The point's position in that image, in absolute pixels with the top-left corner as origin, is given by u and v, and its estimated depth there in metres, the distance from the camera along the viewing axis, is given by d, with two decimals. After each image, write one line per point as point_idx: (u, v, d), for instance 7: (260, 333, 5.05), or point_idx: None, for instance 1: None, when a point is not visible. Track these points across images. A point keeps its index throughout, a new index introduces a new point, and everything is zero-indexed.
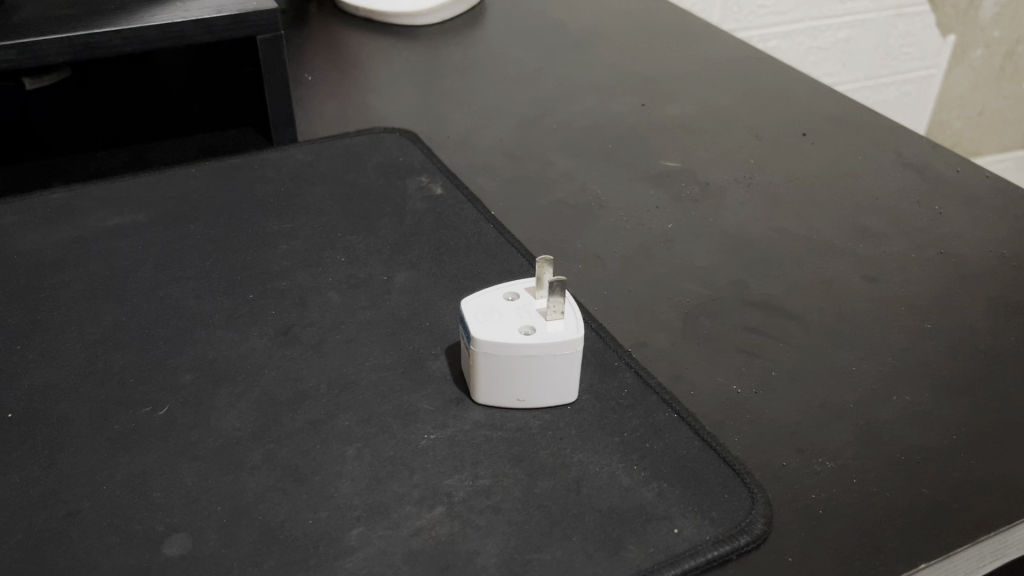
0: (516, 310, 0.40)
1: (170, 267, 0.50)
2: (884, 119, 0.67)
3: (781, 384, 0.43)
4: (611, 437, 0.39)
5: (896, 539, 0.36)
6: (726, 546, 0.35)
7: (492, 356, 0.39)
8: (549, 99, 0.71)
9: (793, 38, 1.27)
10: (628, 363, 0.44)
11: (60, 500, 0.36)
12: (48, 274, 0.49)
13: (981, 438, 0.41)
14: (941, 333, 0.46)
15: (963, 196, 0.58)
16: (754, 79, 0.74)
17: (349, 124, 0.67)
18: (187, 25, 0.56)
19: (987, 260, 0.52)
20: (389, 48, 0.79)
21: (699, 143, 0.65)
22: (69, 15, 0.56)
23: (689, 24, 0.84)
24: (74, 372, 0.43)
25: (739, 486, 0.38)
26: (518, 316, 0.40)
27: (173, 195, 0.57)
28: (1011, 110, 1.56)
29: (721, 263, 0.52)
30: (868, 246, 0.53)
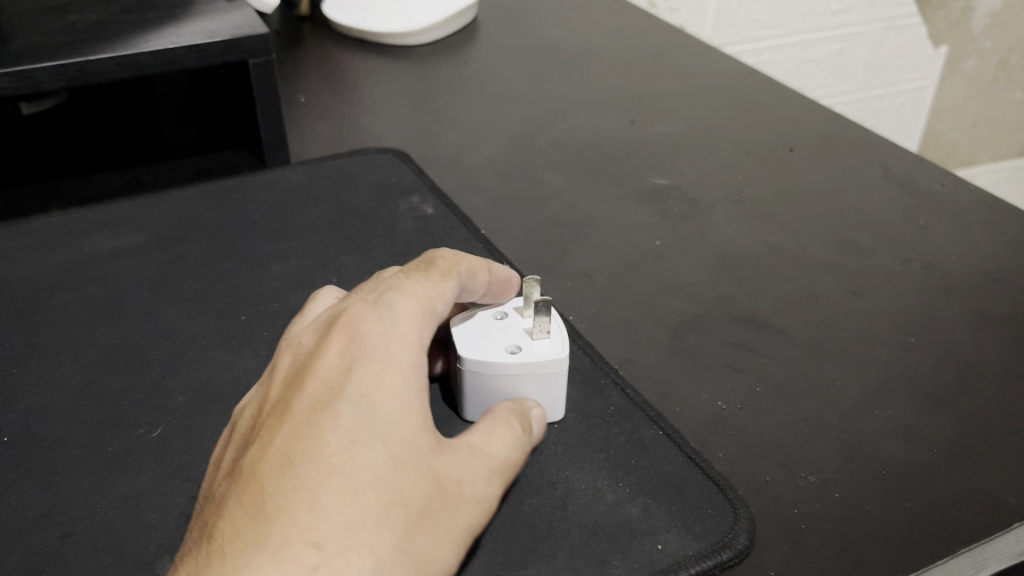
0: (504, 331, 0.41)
1: (165, 290, 0.51)
2: (869, 134, 0.68)
3: (765, 400, 0.44)
4: (597, 454, 0.41)
5: (878, 551, 0.36)
6: (709, 560, 0.36)
7: (481, 375, 0.39)
8: (539, 118, 0.71)
9: (786, 51, 1.28)
10: (615, 381, 0.45)
11: (56, 522, 0.37)
12: (44, 298, 0.50)
13: (962, 451, 0.41)
14: (923, 346, 0.47)
15: (947, 211, 0.59)
16: (742, 96, 0.75)
17: (342, 145, 0.68)
18: (180, 51, 0.57)
19: (970, 273, 0.53)
20: (382, 68, 0.80)
21: (686, 159, 0.66)
22: (63, 43, 0.57)
23: (679, 41, 0.86)
24: (70, 395, 0.43)
25: (723, 501, 0.38)
26: (506, 335, 0.41)
27: (168, 218, 0.57)
28: (1005, 119, 1.57)
29: (708, 280, 0.53)
30: (853, 261, 0.54)
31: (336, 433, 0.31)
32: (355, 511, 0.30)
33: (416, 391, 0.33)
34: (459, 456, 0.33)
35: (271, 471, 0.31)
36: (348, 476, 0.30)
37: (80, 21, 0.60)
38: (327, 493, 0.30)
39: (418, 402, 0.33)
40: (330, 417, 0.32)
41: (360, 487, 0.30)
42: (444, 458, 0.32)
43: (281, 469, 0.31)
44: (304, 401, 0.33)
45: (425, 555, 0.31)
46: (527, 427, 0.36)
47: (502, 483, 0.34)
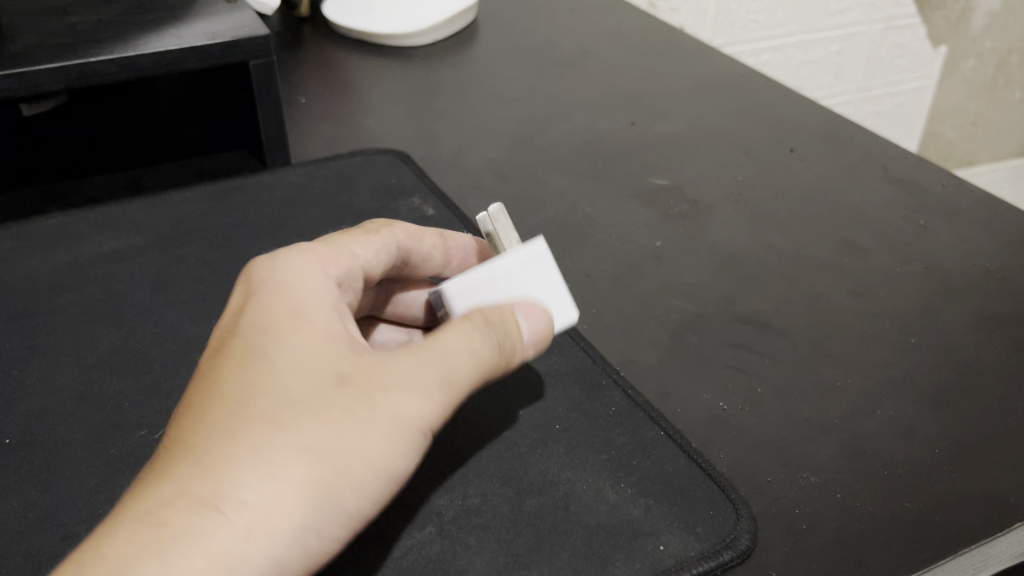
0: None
1: (166, 291, 0.51)
2: (869, 135, 0.69)
3: (766, 400, 0.44)
4: (599, 455, 0.41)
5: (880, 552, 0.36)
6: (711, 560, 0.36)
7: (461, 290, 0.38)
8: (538, 119, 0.71)
9: (785, 52, 1.28)
10: (617, 381, 0.45)
11: (58, 523, 0.37)
12: (45, 299, 0.50)
13: (963, 451, 0.41)
14: (924, 347, 0.47)
15: (947, 211, 0.59)
16: (742, 96, 0.75)
17: (343, 146, 0.68)
18: (181, 52, 0.57)
19: (970, 273, 0.53)
20: (382, 69, 0.80)
21: (686, 160, 0.66)
22: (63, 44, 0.57)
23: (679, 42, 0.86)
24: (72, 396, 0.43)
25: (725, 502, 0.38)
26: None
27: (169, 219, 0.58)
28: (1004, 120, 1.57)
29: (709, 280, 0.53)
30: (854, 261, 0.54)
31: (236, 362, 0.33)
32: (250, 422, 0.31)
33: (320, 314, 0.35)
34: (383, 368, 0.33)
35: (189, 396, 0.33)
36: (245, 394, 0.32)
37: (80, 23, 0.60)
38: (224, 413, 0.31)
39: (323, 321, 0.34)
40: (233, 350, 0.34)
41: (260, 397, 0.32)
42: (362, 369, 0.33)
43: (188, 402, 0.32)
44: (216, 345, 0.35)
45: (338, 457, 0.31)
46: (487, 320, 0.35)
47: (439, 374, 0.34)
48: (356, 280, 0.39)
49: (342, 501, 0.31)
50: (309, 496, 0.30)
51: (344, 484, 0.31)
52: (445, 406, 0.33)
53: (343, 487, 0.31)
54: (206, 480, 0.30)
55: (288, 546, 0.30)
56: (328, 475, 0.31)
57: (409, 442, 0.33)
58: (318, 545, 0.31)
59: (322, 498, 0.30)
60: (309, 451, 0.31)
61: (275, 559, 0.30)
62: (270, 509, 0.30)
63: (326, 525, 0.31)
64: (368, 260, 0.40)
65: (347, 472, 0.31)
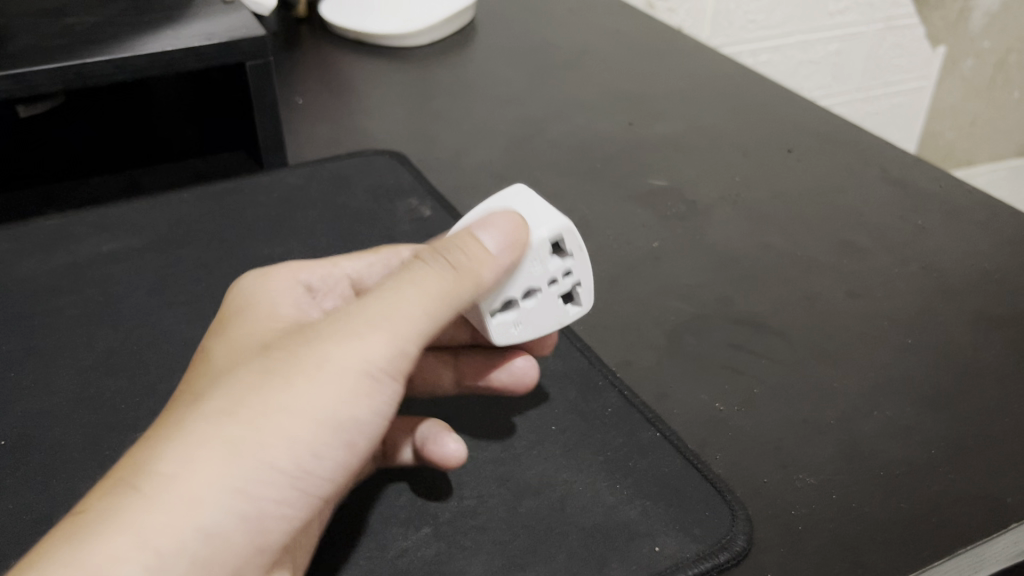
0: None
1: (163, 292, 0.51)
2: (867, 135, 0.69)
3: (763, 401, 0.44)
4: (596, 456, 0.41)
5: (877, 553, 0.36)
6: (707, 562, 0.36)
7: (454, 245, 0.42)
8: (536, 119, 0.71)
9: (783, 52, 1.27)
10: (613, 382, 0.45)
11: (54, 525, 0.37)
12: (42, 301, 0.50)
13: (960, 452, 0.41)
14: (921, 347, 0.47)
15: (944, 211, 0.59)
16: (740, 97, 0.75)
17: (340, 147, 0.68)
18: (178, 53, 0.57)
19: (967, 273, 0.53)
20: (380, 70, 0.80)
21: (684, 161, 0.66)
22: (60, 45, 0.57)
23: (677, 42, 0.86)
24: (68, 398, 0.43)
25: (721, 503, 0.38)
26: None
27: (166, 220, 0.57)
28: (1002, 120, 1.57)
29: (706, 281, 0.53)
30: (851, 262, 0.54)
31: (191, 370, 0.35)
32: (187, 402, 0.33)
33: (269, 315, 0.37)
34: (309, 329, 0.34)
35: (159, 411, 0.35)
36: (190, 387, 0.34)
37: (77, 24, 0.60)
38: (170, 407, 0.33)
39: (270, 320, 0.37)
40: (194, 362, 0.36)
41: (193, 387, 0.33)
42: (288, 337, 0.34)
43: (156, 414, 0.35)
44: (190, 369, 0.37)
45: (257, 413, 0.31)
46: (428, 256, 0.36)
47: (367, 313, 0.34)
48: (342, 289, 0.42)
49: (269, 455, 0.31)
50: (229, 453, 0.31)
51: (268, 438, 0.31)
52: (379, 347, 0.33)
53: (267, 442, 0.31)
54: (130, 458, 0.31)
55: (215, 507, 0.30)
56: (249, 431, 0.31)
57: (338, 388, 0.32)
58: (254, 505, 0.31)
59: (245, 454, 0.31)
60: (227, 412, 0.31)
61: (203, 519, 0.30)
62: (189, 472, 0.30)
63: (256, 481, 0.31)
64: (357, 271, 0.43)
65: (267, 426, 0.31)
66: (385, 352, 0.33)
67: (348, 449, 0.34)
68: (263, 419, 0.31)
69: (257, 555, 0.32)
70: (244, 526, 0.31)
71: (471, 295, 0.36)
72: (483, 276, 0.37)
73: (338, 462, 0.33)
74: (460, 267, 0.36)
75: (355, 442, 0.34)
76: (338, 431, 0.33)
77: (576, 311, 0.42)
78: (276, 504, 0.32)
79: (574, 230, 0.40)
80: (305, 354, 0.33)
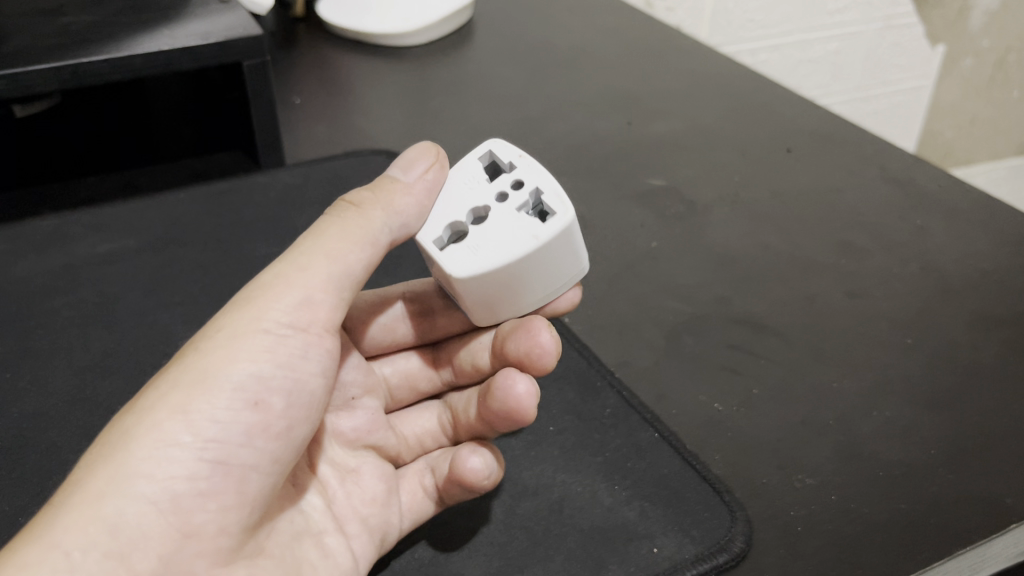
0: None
1: (160, 292, 0.51)
2: (865, 134, 0.68)
3: (761, 401, 0.44)
4: (594, 457, 0.41)
5: (877, 554, 0.36)
6: (706, 563, 0.36)
7: None
8: (534, 119, 0.71)
9: (782, 51, 1.27)
10: (612, 382, 0.45)
11: None
12: (38, 302, 0.50)
13: (959, 452, 0.41)
14: (921, 347, 0.47)
15: (944, 210, 0.59)
16: (738, 96, 0.75)
17: (338, 147, 0.68)
18: (174, 53, 0.57)
19: (966, 273, 0.53)
20: (377, 69, 0.80)
21: (682, 160, 0.65)
22: (56, 45, 0.57)
23: (676, 42, 0.85)
24: (63, 399, 0.43)
25: (719, 504, 0.38)
26: None
27: (162, 221, 0.57)
28: (1002, 119, 1.57)
29: (704, 281, 0.52)
30: (850, 261, 0.54)
31: None
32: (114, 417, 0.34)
33: None
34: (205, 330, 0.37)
35: None
36: None
37: (73, 24, 0.60)
38: None
39: None
40: None
41: None
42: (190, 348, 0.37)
43: None
44: None
45: (151, 397, 0.33)
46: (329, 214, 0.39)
47: (266, 274, 0.36)
48: None
49: (178, 425, 0.32)
50: (126, 441, 0.32)
51: (164, 413, 0.32)
52: (264, 301, 0.35)
53: (162, 417, 0.32)
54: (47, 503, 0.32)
55: (121, 496, 0.31)
56: (143, 414, 0.32)
57: (228, 348, 0.34)
58: (164, 484, 0.31)
59: (142, 433, 0.32)
60: (126, 410, 0.33)
61: (116, 507, 0.30)
62: (90, 473, 0.31)
63: (161, 460, 0.32)
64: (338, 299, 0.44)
65: (163, 401, 0.33)
66: (270, 305, 0.35)
67: (258, 408, 0.34)
68: (156, 398, 0.33)
69: (187, 541, 0.32)
70: (161, 511, 0.31)
71: (383, 231, 0.38)
72: (398, 201, 0.39)
73: (251, 425, 0.34)
74: (360, 204, 0.39)
75: (264, 400, 0.34)
76: (240, 390, 0.34)
77: (553, 220, 0.38)
78: (190, 478, 0.32)
79: (501, 142, 0.41)
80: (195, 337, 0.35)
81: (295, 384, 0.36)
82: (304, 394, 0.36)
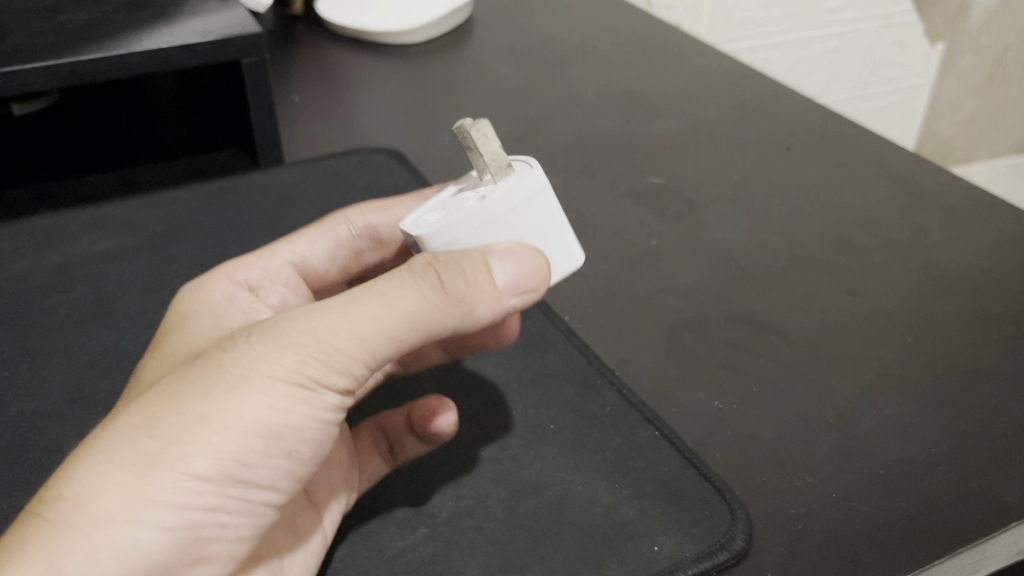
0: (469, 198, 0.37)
1: (159, 290, 0.51)
2: (865, 132, 0.68)
3: (761, 399, 0.44)
4: (595, 455, 0.41)
5: (878, 552, 0.36)
6: (707, 561, 0.36)
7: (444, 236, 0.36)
8: (533, 117, 0.71)
9: (782, 49, 1.27)
10: (611, 381, 0.45)
11: None
12: (36, 300, 0.50)
13: (960, 450, 0.41)
14: (921, 345, 0.47)
15: (943, 208, 0.59)
16: (737, 94, 0.75)
17: (337, 145, 0.67)
18: (173, 50, 0.57)
19: (966, 271, 0.53)
20: (376, 67, 0.80)
21: (682, 158, 0.65)
22: (54, 43, 0.56)
23: (675, 39, 0.85)
24: (62, 398, 0.43)
25: (720, 502, 0.38)
26: (464, 198, 0.37)
27: (160, 219, 0.57)
28: (1000, 116, 1.57)
29: (704, 279, 0.52)
30: (850, 259, 0.54)
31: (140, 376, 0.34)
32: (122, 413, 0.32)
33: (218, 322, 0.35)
34: (236, 337, 0.33)
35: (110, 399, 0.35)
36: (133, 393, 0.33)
37: (71, 21, 0.60)
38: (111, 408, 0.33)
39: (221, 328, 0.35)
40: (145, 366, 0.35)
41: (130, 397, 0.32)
42: (215, 345, 0.33)
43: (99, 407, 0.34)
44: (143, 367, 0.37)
45: (178, 427, 0.30)
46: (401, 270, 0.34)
47: (318, 331, 0.32)
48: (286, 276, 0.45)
49: (204, 464, 0.31)
50: (145, 468, 0.30)
51: (194, 451, 0.30)
52: (316, 365, 0.32)
53: (192, 455, 0.30)
54: (41, 490, 0.30)
55: (137, 525, 0.30)
56: (169, 446, 0.30)
57: (266, 399, 0.31)
58: (184, 516, 0.31)
59: (164, 467, 0.30)
60: (143, 428, 0.30)
61: (127, 535, 0.29)
62: (107, 490, 0.29)
63: (184, 497, 0.30)
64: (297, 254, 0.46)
65: (192, 440, 0.30)
66: (321, 370, 0.32)
67: (287, 457, 0.33)
68: (187, 432, 0.30)
69: (195, 564, 0.32)
70: (175, 539, 0.31)
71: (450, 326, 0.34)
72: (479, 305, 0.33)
73: (276, 469, 0.33)
74: (444, 289, 0.33)
75: (295, 450, 0.33)
76: (273, 440, 0.32)
77: None
78: (212, 511, 0.31)
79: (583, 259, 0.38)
80: (231, 361, 0.31)
81: (325, 434, 0.34)
82: (330, 443, 0.35)
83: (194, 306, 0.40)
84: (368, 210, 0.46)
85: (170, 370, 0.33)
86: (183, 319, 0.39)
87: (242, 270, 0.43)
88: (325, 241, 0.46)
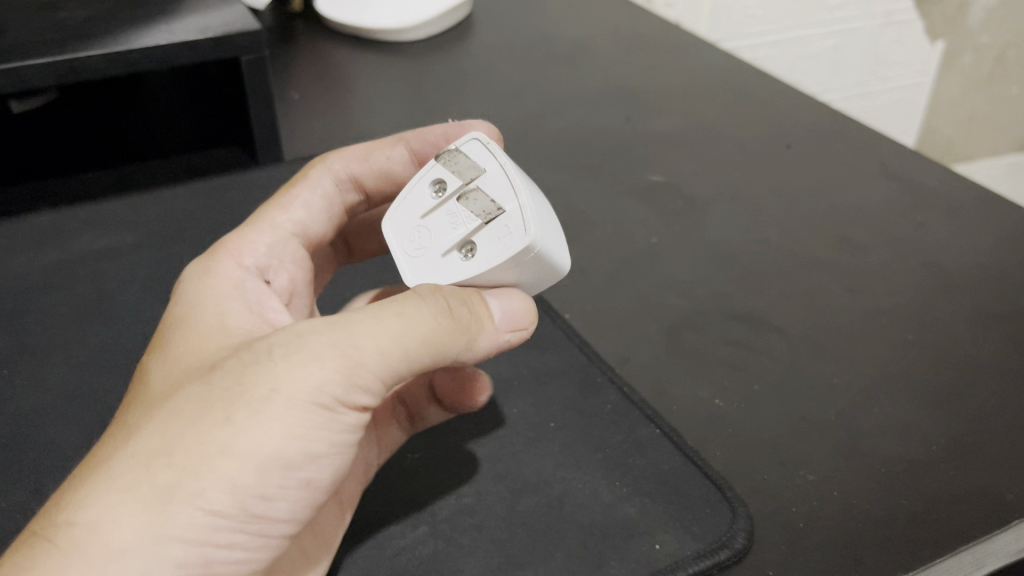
0: (450, 223, 0.39)
1: (158, 288, 0.51)
2: (865, 129, 0.68)
3: (762, 397, 0.43)
4: (595, 453, 0.41)
5: (878, 550, 0.36)
6: (708, 559, 0.36)
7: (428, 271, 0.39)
8: (533, 114, 0.71)
9: (782, 47, 1.27)
10: (612, 379, 0.45)
11: None
12: (35, 298, 0.50)
13: (960, 448, 0.41)
14: (922, 342, 0.47)
15: (944, 206, 0.59)
16: (737, 91, 0.75)
17: (336, 142, 0.67)
18: (171, 47, 0.57)
19: (968, 269, 0.53)
20: (376, 64, 0.80)
21: (682, 156, 0.65)
22: (52, 40, 0.56)
23: (675, 37, 0.85)
24: (61, 395, 0.43)
25: (722, 501, 0.38)
26: (449, 227, 0.39)
27: (159, 216, 0.57)
28: (999, 114, 1.58)
29: (704, 276, 0.52)
30: (849, 256, 0.54)
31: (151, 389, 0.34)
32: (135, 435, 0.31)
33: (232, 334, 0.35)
34: (252, 352, 0.33)
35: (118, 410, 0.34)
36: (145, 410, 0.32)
37: (70, 18, 0.59)
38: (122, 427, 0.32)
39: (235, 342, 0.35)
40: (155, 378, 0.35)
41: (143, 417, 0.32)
42: (229, 359, 0.33)
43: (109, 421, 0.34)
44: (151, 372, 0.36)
45: (196, 454, 0.30)
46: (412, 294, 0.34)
47: (337, 353, 0.32)
48: (292, 249, 0.44)
49: (224, 492, 0.30)
50: (163, 499, 0.29)
51: (210, 483, 0.30)
52: (335, 384, 0.32)
53: (209, 488, 0.30)
54: (52, 517, 0.30)
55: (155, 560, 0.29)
56: (185, 477, 0.30)
57: (285, 421, 0.31)
58: (200, 554, 0.30)
59: (181, 499, 0.30)
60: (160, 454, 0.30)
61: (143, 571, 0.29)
62: (122, 524, 0.29)
63: (200, 532, 0.30)
64: (297, 223, 0.44)
65: (211, 469, 0.30)
66: (341, 390, 0.32)
67: (306, 487, 0.33)
68: (204, 463, 0.30)
69: None
70: None
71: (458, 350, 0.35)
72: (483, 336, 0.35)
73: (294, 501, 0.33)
74: (454, 317, 0.34)
75: (314, 479, 0.33)
76: (292, 470, 0.32)
77: None
78: (228, 546, 0.31)
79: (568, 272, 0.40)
80: (249, 383, 0.31)
81: (343, 459, 0.34)
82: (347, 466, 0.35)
83: (194, 301, 0.38)
84: (349, 159, 0.47)
85: (184, 382, 0.33)
86: (182, 320, 0.37)
87: (248, 252, 0.42)
88: (318, 201, 0.45)
